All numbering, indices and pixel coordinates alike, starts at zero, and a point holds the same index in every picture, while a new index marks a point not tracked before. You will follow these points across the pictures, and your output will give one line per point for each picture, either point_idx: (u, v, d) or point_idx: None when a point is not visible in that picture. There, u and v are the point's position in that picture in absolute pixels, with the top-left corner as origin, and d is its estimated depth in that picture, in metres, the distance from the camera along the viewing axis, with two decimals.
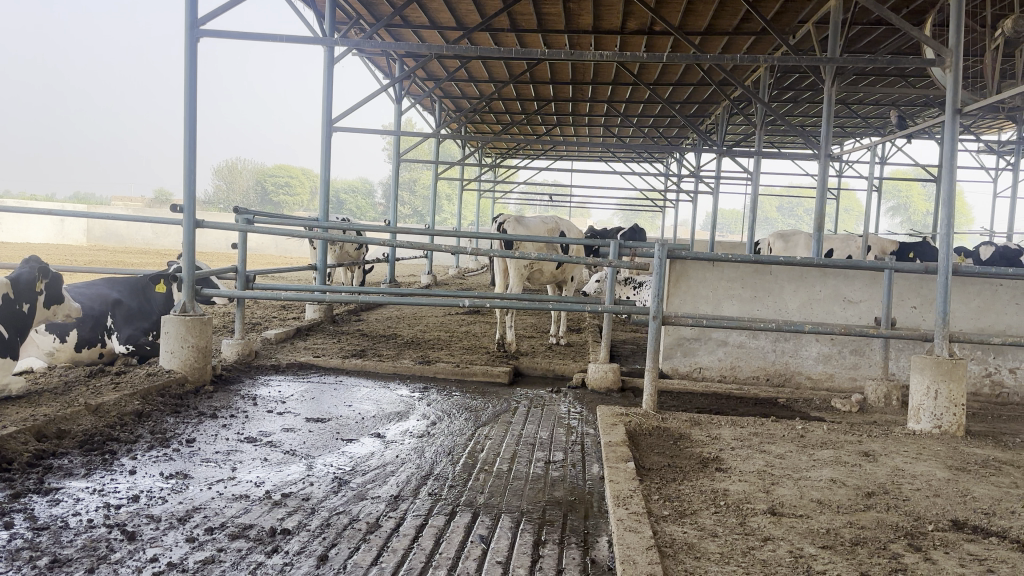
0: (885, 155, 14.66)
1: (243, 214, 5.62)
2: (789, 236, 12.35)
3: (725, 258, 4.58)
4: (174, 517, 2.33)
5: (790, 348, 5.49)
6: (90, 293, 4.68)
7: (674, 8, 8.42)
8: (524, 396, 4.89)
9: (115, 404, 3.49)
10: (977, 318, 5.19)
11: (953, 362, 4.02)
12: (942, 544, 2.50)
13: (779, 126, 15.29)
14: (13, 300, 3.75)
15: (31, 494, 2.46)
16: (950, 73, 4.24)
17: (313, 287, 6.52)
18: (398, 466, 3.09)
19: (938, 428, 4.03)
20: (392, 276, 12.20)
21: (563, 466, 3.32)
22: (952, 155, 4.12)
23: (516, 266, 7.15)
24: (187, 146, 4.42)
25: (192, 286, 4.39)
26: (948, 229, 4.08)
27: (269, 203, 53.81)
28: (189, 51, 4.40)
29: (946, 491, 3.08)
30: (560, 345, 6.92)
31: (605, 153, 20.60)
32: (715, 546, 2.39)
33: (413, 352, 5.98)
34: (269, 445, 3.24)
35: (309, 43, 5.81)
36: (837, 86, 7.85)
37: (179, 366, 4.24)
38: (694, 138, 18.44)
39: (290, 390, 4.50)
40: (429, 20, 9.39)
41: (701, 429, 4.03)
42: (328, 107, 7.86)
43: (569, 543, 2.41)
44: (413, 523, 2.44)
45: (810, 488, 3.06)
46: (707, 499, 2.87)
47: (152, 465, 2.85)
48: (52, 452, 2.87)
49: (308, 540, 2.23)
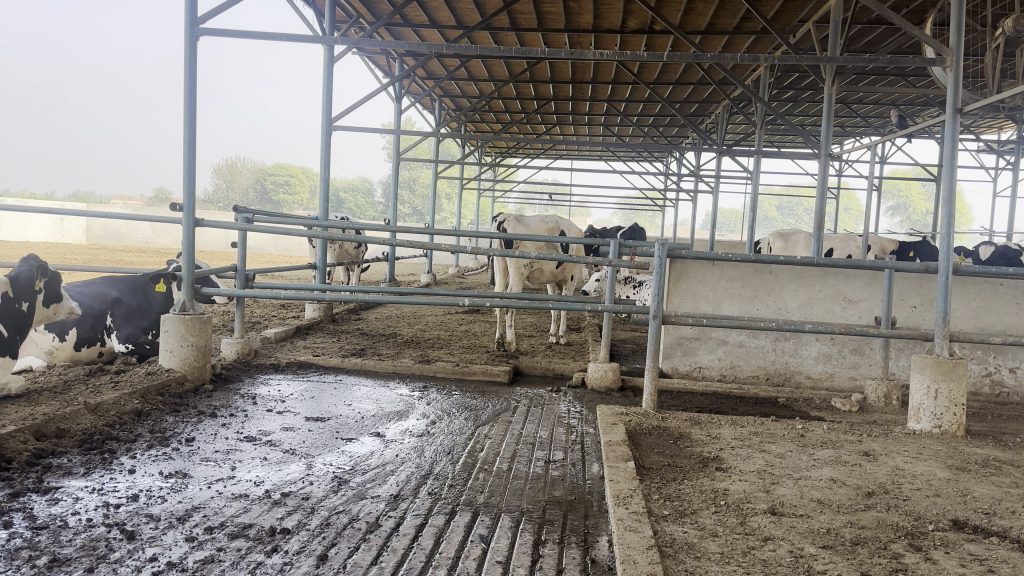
0: (885, 154, 14.65)
1: (243, 212, 5.61)
2: (789, 235, 12.34)
3: (725, 257, 4.57)
4: (173, 517, 2.32)
5: (790, 347, 5.49)
6: (89, 292, 4.67)
7: (674, 7, 8.42)
8: (524, 396, 4.88)
9: (114, 403, 3.49)
10: (977, 318, 5.19)
11: (953, 361, 4.01)
12: (942, 544, 2.50)
13: (779, 126, 15.28)
14: (12, 299, 3.75)
15: (30, 492, 2.45)
16: (951, 73, 4.22)
17: (313, 286, 6.51)
18: (398, 466, 3.08)
19: (938, 428, 4.03)
20: (392, 276, 12.18)
21: (563, 465, 3.32)
22: (953, 154, 4.11)
23: (516, 265, 7.14)
24: (187, 145, 4.41)
25: (192, 285, 4.38)
26: (948, 229, 4.07)
27: (269, 202, 53.83)
28: (189, 50, 4.39)
29: (947, 491, 3.07)
30: (560, 345, 6.91)
31: (605, 152, 20.59)
32: (715, 546, 2.38)
33: (412, 351, 5.97)
34: (268, 444, 3.24)
35: (309, 42, 5.80)
36: (837, 85, 7.84)
37: (178, 364, 4.24)
38: (694, 138, 18.43)
39: (290, 389, 4.49)
40: (429, 19, 9.39)
41: (701, 428, 4.03)
42: (328, 106, 7.85)
43: (569, 543, 2.41)
44: (413, 523, 2.43)
45: (810, 488, 3.06)
46: (708, 499, 2.87)
47: (151, 465, 2.84)
48: (51, 451, 2.86)
49: (307, 539, 2.23)
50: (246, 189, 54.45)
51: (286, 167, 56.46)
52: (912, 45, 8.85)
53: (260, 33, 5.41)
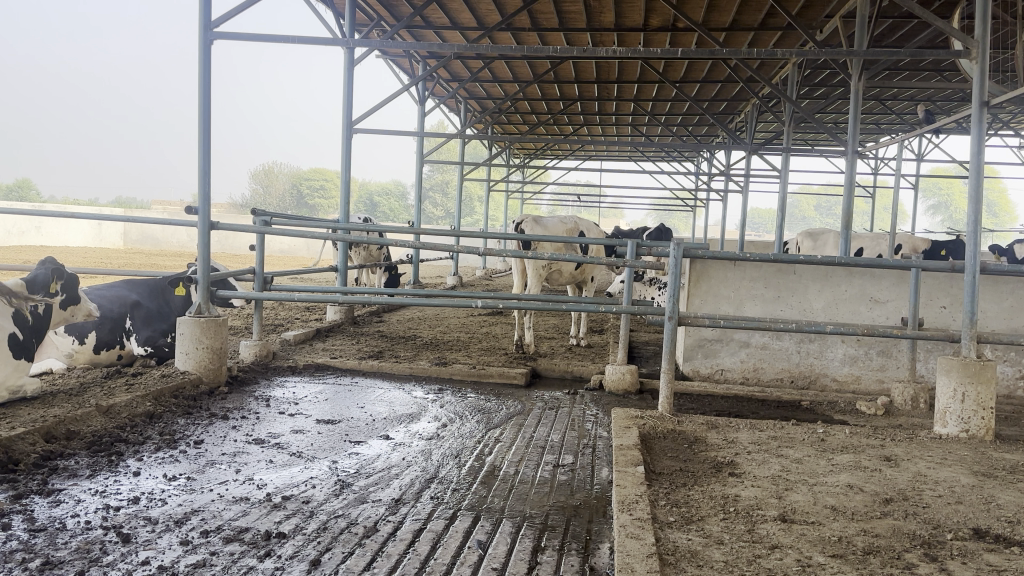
0: (920, 151, 14.17)
1: (260, 214, 5.67)
2: (816, 234, 12.10)
3: (741, 256, 4.48)
4: (171, 520, 2.35)
5: (814, 349, 5.36)
6: (109, 295, 4.82)
7: (696, 4, 8.32)
8: (539, 398, 4.85)
9: (126, 405, 3.55)
10: (1010, 318, 5.00)
11: (980, 363, 3.87)
12: (960, 554, 2.40)
13: (809, 124, 14.99)
14: (29, 302, 3.85)
15: (33, 495, 2.51)
16: (976, 66, 4.06)
17: (333, 288, 6.56)
18: (403, 469, 3.08)
19: (965, 432, 3.89)
20: (416, 278, 12.21)
21: (571, 470, 3.28)
22: (980, 151, 3.95)
23: (535, 266, 7.15)
24: (201, 148, 4.48)
25: (207, 288, 4.44)
26: (974, 228, 3.92)
27: (303, 207, 54.70)
28: (204, 53, 4.47)
29: (969, 498, 2.95)
30: (580, 346, 6.88)
31: (633, 152, 20.44)
32: (720, 554, 2.32)
33: (430, 353, 5.99)
34: (276, 447, 3.27)
35: (327, 44, 5.85)
36: (865, 81, 7.63)
37: (194, 366, 4.30)
38: (723, 136, 18.14)
39: (306, 391, 4.54)
40: (450, 20, 9.47)
41: (718, 432, 3.94)
42: (348, 110, 7.92)
43: (569, 549, 2.37)
44: (411, 528, 2.42)
45: (826, 494, 2.97)
46: (716, 505, 2.80)
47: (156, 467, 2.89)
48: (59, 453, 2.93)
49: (302, 544, 2.24)
50: (281, 193, 55.41)
51: (319, 172, 57.31)
52: (944, 38, 8.61)
53: (278, 37, 5.47)
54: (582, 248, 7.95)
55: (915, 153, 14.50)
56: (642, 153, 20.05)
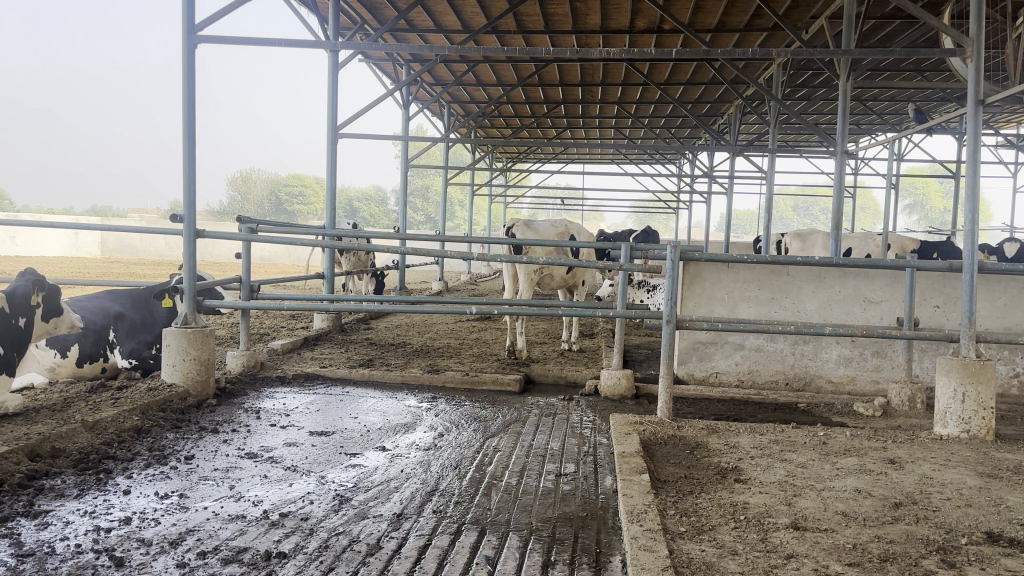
0: (901, 151, 14.28)
1: (246, 222, 5.57)
2: (804, 235, 12.10)
3: (739, 258, 4.43)
4: (165, 541, 2.23)
5: (809, 350, 5.33)
6: (91, 306, 4.67)
7: (683, 6, 8.32)
8: (535, 405, 4.76)
9: (113, 420, 3.41)
10: (1004, 317, 5.01)
11: (979, 363, 3.85)
12: (977, 560, 2.35)
13: (792, 125, 15.08)
14: (9, 315, 3.70)
15: (19, 517, 2.38)
16: (971, 64, 4.02)
17: (320, 296, 6.41)
18: (402, 482, 2.98)
19: (966, 433, 3.86)
20: (400, 284, 11.96)
21: (575, 479, 3.20)
22: (975, 151, 3.93)
23: (526, 271, 7.06)
24: (186, 153, 4.35)
25: (193, 297, 4.30)
26: (972, 226, 3.90)
27: (283, 214, 54.21)
28: (187, 57, 4.34)
29: (980, 500, 2.92)
30: (572, 351, 6.80)
31: (617, 154, 20.49)
32: (735, 565, 2.25)
33: (421, 361, 5.86)
34: (270, 461, 3.15)
35: (312, 48, 5.75)
36: (852, 81, 7.63)
37: (180, 379, 4.17)
38: (706, 138, 18.22)
39: (296, 402, 4.42)
40: (434, 23, 9.40)
41: (719, 437, 3.88)
42: (332, 113, 7.80)
43: (580, 564, 2.29)
44: (415, 544, 2.33)
45: (834, 499, 2.92)
46: (727, 514, 2.73)
47: (148, 484, 2.77)
48: (44, 473, 2.79)
49: (304, 564, 2.13)
50: (261, 200, 54.83)
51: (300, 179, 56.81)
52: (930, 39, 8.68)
53: (260, 40, 5.34)
54: (572, 251, 7.91)
55: (895, 153, 14.58)
56: (626, 156, 20.06)
